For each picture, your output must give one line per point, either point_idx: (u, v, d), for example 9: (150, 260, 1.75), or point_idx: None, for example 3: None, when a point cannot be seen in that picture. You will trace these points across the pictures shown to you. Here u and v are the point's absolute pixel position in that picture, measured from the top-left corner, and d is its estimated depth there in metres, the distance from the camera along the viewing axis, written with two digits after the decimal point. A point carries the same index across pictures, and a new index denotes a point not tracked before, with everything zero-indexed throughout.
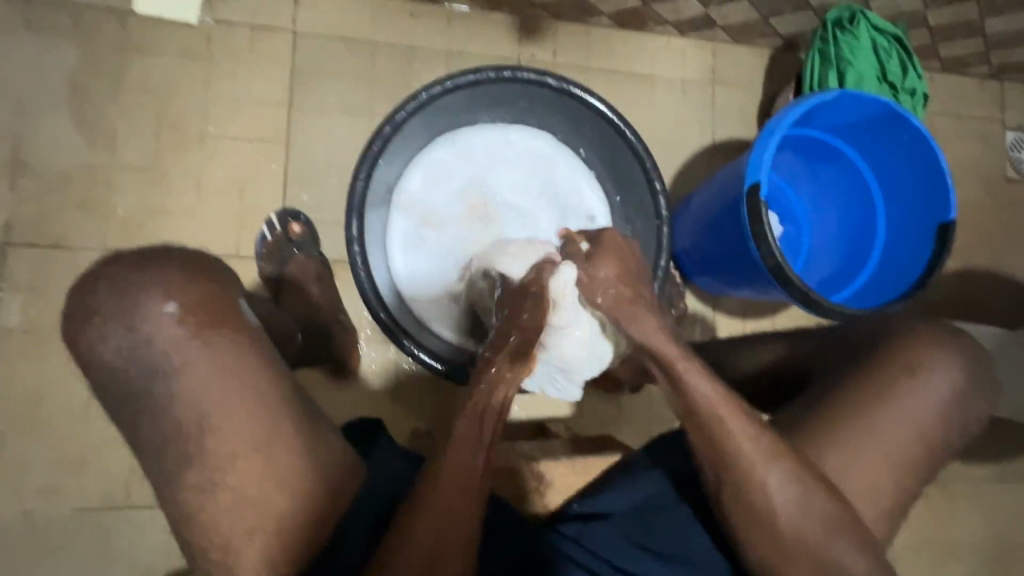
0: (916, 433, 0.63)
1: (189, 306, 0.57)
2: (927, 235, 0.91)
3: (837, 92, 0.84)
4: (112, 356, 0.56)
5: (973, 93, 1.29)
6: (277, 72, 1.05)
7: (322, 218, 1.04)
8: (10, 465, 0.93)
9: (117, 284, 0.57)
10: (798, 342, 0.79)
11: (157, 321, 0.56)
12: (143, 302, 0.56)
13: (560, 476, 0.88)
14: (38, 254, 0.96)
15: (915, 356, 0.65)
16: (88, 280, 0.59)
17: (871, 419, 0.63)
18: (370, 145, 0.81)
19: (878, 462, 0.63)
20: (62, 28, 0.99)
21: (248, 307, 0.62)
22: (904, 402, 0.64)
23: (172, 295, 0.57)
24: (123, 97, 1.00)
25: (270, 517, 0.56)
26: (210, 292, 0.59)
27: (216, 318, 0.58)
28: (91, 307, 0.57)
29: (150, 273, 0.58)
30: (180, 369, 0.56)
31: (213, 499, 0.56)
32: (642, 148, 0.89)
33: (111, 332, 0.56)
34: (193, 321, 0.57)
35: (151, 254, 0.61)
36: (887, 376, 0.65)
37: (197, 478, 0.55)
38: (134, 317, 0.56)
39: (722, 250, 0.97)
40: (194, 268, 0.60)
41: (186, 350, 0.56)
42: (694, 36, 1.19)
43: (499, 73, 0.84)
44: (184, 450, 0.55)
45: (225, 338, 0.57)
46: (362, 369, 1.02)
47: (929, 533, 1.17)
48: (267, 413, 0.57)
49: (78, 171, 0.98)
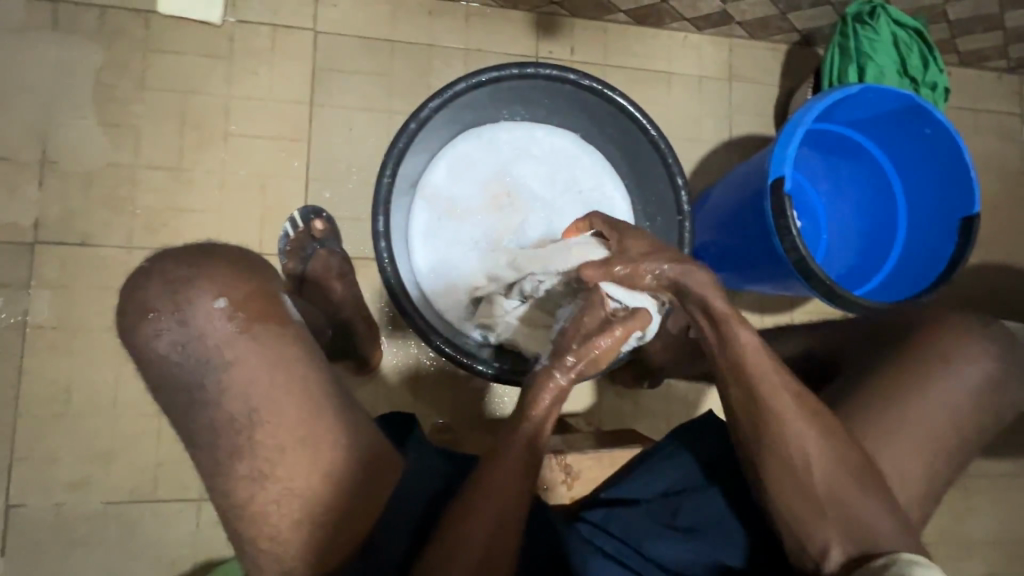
0: (953, 426, 0.63)
1: (239, 301, 0.59)
2: (949, 227, 0.91)
3: (861, 86, 0.84)
4: (166, 350, 0.58)
5: (990, 87, 1.28)
6: (298, 71, 1.06)
7: (344, 215, 1.05)
8: (41, 458, 0.94)
9: (170, 281, 0.59)
10: (822, 336, 0.79)
11: (211, 316, 0.58)
12: (197, 298, 0.58)
13: (586, 469, 0.89)
14: (66, 251, 0.98)
15: (950, 348, 0.65)
16: (140, 276, 0.60)
17: (904, 411, 0.63)
18: (394, 142, 0.81)
19: (915, 455, 0.62)
20: (86, 28, 1.00)
21: (290, 303, 0.63)
22: (938, 387, 0.63)
23: (223, 291, 0.59)
24: (147, 97, 1.01)
25: (317, 508, 0.57)
26: (260, 288, 0.61)
27: (266, 312, 0.59)
28: (140, 303, 0.59)
29: (202, 270, 0.60)
30: (231, 362, 0.57)
31: (262, 490, 0.57)
32: (664, 143, 0.87)
33: (165, 326, 0.58)
34: (245, 316, 0.58)
35: (201, 250, 0.63)
36: (916, 366, 0.64)
37: (247, 469, 0.57)
38: (188, 311, 0.58)
39: (741, 245, 0.97)
40: (242, 264, 0.62)
41: (237, 344, 0.57)
42: (711, 32, 1.19)
43: (522, 70, 0.84)
44: (236, 441, 0.57)
45: (274, 333, 0.59)
46: (383, 365, 1.03)
47: (948, 528, 1.17)
48: (312, 405, 0.58)
49: (105, 169, 1.00)
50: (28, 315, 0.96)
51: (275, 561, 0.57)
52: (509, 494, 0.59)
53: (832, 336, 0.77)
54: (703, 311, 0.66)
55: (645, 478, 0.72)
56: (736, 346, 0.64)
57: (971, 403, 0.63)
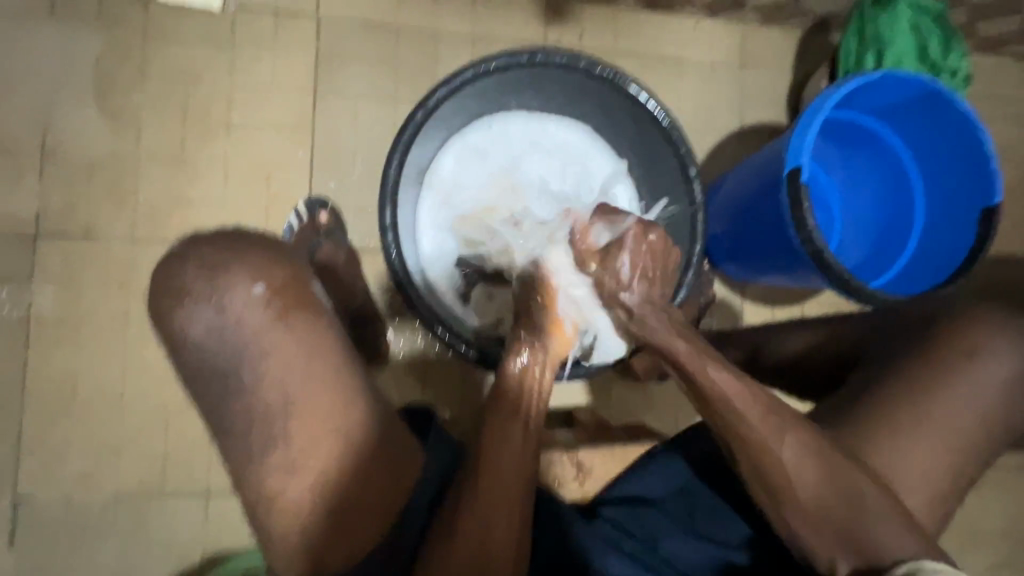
0: (983, 417, 0.62)
1: (277, 288, 0.57)
2: (969, 218, 0.89)
3: (881, 72, 0.81)
4: (203, 335, 0.56)
5: (1008, 72, 1.25)
6: (302, 58, 1.03)
7: (350, 206, 1.03)
8: (51, 451, 0.94)
9: (207, 265, 0.57)
10: (835, 330, 0.77)
11: (248, 303, 0.56)
12: (232, 284, 0.56)
13: (598, 464, 0.89)
14: (71, 243, 0.96)
15: (979, 334, 0.63)
16: (174, 261, 0.58)
17: (930, 400, 0.61)
18: (401, 132, 0.79)
19: (943, 444, 0.61)
20: (85, 15, 0.98)
21: (321, 290, 0.62)
22: (960, 381, 0.62)
23: (261, 277, 0.57)
24: (148, 85, 0.99)
25: (342, 503, 0.56)
26: (295, 275, 0.59)
27: (302, 299, 0.58)
28: (173, 287, 0.57)
29: (239, 254, 0.58)
30: (268, 351, 0.56)
31: (293, 482, 0.56)
32: (677, 132, 0.86)
33: (201, 312, 0.56)
34: (280, 305, 0.57)
35: (232, 236, 0.61)
36: (935, 358, 0.63)
37: (278, 460, 0.56)
38: (224, 298, 0.56)
39: (754, 236, 0.94)
40: (277, 250, 0.60)
41: (272, 333, 0.56)
42: (723, 17, 1.17)
43: (532, 56, 0.82)
44: (263, 435, 0.56)
45: (308, 322, 0.58)
46: (393, 354, 1.02)
47: (961, 521, 1.16)
48: (335, 397, 0.57)
49: (107, 160, 0.98)
50: (32, 308, 0.95)
51: (304, 555, 0.57)
52: (512, 480, 0.57)
53: (847, 330, 0.76)
54: None
55: (660, 471, 0.71)
56: (702, 401, 0.60)
57: (998, 396, 0.62)
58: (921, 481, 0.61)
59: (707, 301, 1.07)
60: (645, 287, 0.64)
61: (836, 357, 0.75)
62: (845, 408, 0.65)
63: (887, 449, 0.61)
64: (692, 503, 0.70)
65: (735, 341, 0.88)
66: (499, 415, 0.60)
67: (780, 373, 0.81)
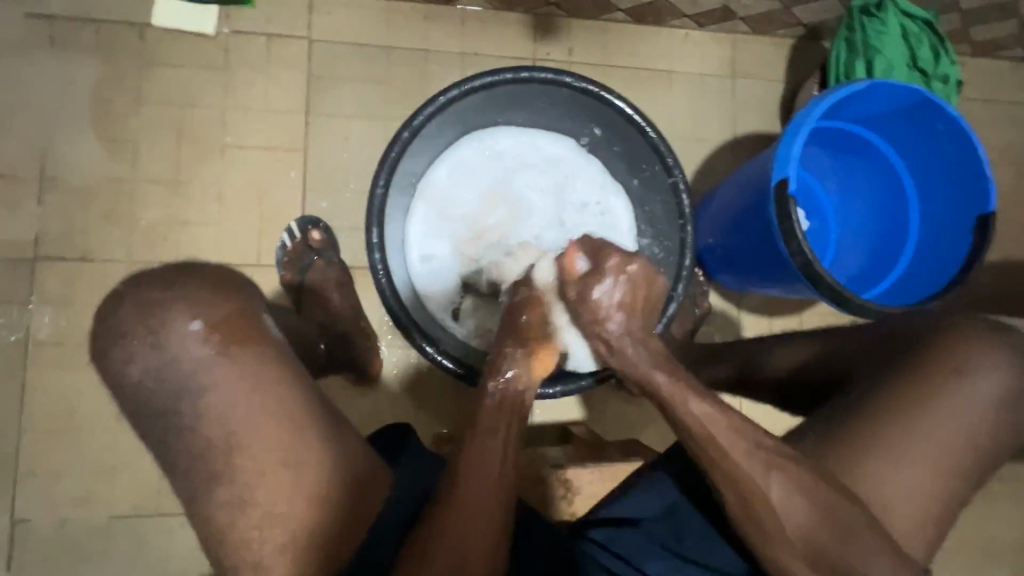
0: (970, 435, 0.60)
1: (214, 324, 0.57)
2: (964, 227, 0.87)
3: (867, 82, 0.81)
4: (140, 376, 0.57)
5: (1007, 76, 1.24)
6: (294, 80, 1.05)
7: (340, 225, 1.04)
8: (46, 473, 0.95)
9: (144, 304, 0.58)
10: (823, 345, 0.76)
11: (187, 339, 0.56)
12: (171, 321, 0.57)
13: (587, 483, 0.88)
14: (67, 267, 0.98)
15: (962, 350, 0.62)
16: (114, 301, 0.59)
17: (915, 419, 0.60)
18: (387, 151, 0.80)
19: (928, 463, 0.59)
20: (83, 43, 1.00)
21: (270, 321, 0.62)
22: (947, 402, 0.60)
23: (199, 313, 0.57)
24: (144, 110, 1.01)
25: (299, 535, 0.56)
26: (237, 308, 0.59)
27: (244, 332, 0.58)
28: (113, 328, 0.58)
29: (176, 292, 0.58)
30: (208, 387, 0.56)
31: (248, 514, 0.56)
32: (664, 145, 0.85)
33: (138, 352, 0.57)
34: (219, 338, 0.57)
35: (177, 271, 0.61)
36: (923, 377, 0.62)
37: (229, 493, 0.56)
38: (161, 336, 0.56)
39: (746, 247, 0.94)
40: (220, 282, 0.61)
41: (215, 367, 0.56)
42: (712, 29, 1.17)
43: (516, 74, 0.82)
44: (214, 468, 0.56)
45: (253, 353, 0.58)
46: (384, 373, 1.02)
47: (976, 538, 1.14)
48: (290, 428, 0.57)
49: (103, 185, 1.00)
50: (30, 330, 0.96)
51: None
52: (487, 495, 0.56)
53: (835, 345, 0.74)
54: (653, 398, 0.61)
55: (653, 489, 0.69)
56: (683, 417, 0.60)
57: (985, 413, 0.60)
58: (907, 501, 0.59)
59: (702, 313, 1.06)
60: (625, 318, 0.63)
61: (828, 371, 0.73)
62: (829, 424, 0.63)
63: (870, 470, 0.59)
64: (675, 526, 0.68)
65: (728, 356, 0.88)
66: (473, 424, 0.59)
67: (771, 387, 0.80)
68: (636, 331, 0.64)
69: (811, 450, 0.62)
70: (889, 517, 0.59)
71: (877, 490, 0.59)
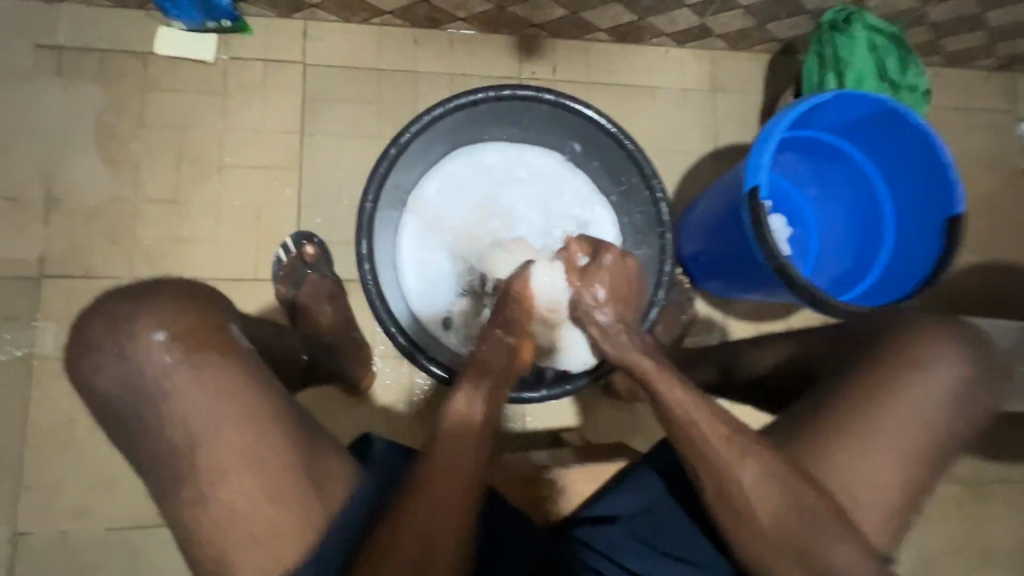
0: (935, 425, 0.62)
1: (178, 333, 0.60)
2: (935, 229, 0.90)
3: (833, 93, 0.84)
4: (107, 385, 0.59)
5: (981, 85, 1.28)
6: (289, 103, 1.10)
7: (335, 239, 1.08)
8: (47, 486, 0.97)
9: (113, 319, 0.60)
10: (796, 344, 0.78)
11: (153, 350, 0.59)
12: (136, 331, 0.59)
13: (574, 482, 0.90)
14: (71, 285, 1.02)
15: (925, 340, 0.64)
16: (88, 314, 0.62)
17: (880, 411, 0.62)
18: (376, 168, 0.84)
19: (894, 452, 0.62)
20: (88, 72, 1.06)
21: (238, 330, 0.65)
22: (904, 394, 0.63)
23: (162, 323, 0.60)
24: (146, 134, 1.06)
25: (285, 532, 0.58)
26: (200, 318, 0.62)
27: (207, 340, 0.61)
28: (83, 340, 0.61)
29: (144, 304, 0.61)
30: (171, 392, 0.58)
31: (235, 513, 0.58)
32: (642, 155, 0.88)
33: (107, 362, 0.59)
34: (183, 346, 0.59)
35: (149, 285, 0.65)
36: (882, 373, 0.64)
37: (216, 493, 0.58)
38: (129, 344, 0.59)
39: (727, 253, 0.97)
40: (184, 294, 0.63)
41: (176, 372, 0.59)
42: (692, 46, 1.21)
43: (498, 92, 0.86)
44: (202, 468, 0.58)
45: (213, 362, 0.60)
46: (377, 383, 1.05)
47: (966, 537, 1.17)
48: (273, 430, 0.60)
49: (106, 206, 1.04)
50: (34, 346, 0.99)
51: None
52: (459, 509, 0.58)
53: (806, 344, 0.76)
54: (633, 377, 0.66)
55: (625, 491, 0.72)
56: (666, 399, 0.62)
57: (945, 407, 0.63)
58: (874, 490, 0.61)
59: (689, 319, 1.09)
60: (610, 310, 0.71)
61: (799, 370, 0.76)
62: (796, 419, 0.65)
63: (831, 462, 0.62)
64: (657, 522, 0.71)
65: (708, 358, 0.90)
66: (453, 438, 0.61)
67: (749, 386, 0.83)
68: (617, 320, 0.70)
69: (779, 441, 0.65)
70: (859, 504, 0.61)
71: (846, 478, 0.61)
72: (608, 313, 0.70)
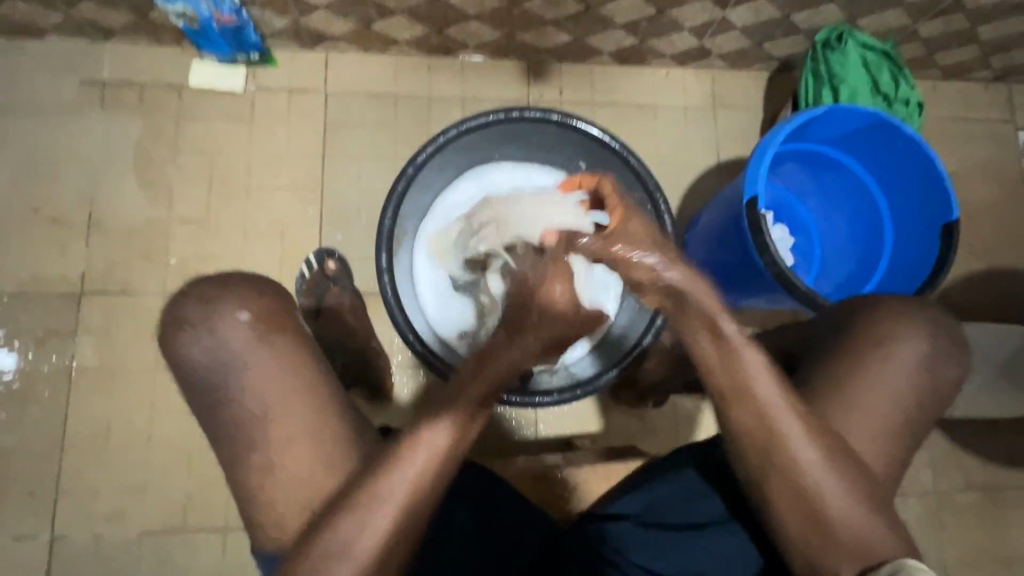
0: (917, 409, 0.65)
1: (258, 315, 0.66)
2: (932, 233, 0.93)
3: (827, 107, 0.88)
4: (198, 357, 0.64)
5: (978, 97, 1.32)
6: (312, 128, 1.17)
7: (355, 254, 1.13)
8: (84, 491, 1.02)
9: (204, 298, 0.66)
10: (778, 337, 0.81)
11: (235, 328, 0.64)
12: (223, 313, 0.65)
13: (586, 481, 0.94)
14: (109, 300, 1.08)
15: (891, 318, 0.68)
16: (179, 299, 0.67)
17: (851, 390, 0.65)
18: (395, 186, 0.89)
19: (874, 431, 0.64)
20: (128, 104, 1.14)
21: (302, 317, 0.70)
22: (873, 374, 0.65)
23: (246, 305, 0.66)
24: (180, 159, 1.14)
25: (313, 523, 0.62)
26: (275, 302, 0.68)
27: (284, 324, 0.66)
28: (177, 318, 0.66)
29: (230, 290, 0.67)
30: (251, 366, 0.64)
31: (268, 503, 0.62)
32: (644, 171, 0.93)
33: (196, 338, 0.64)
34: (263, 327, 0.65)
35: (230, 276, 0.70)
36: (855, 358, 0.66)
37: (251, 486, 0.62)
38: (216, 324, 0.64)
39: (730, 262, 1.01)
40: (266, 287, 0.69)
41: (259, 350, 0.64)
42: (692, 66, 1.27)
43: (507, 114, 0.92)
44: (240, 462, 0.63)
45: (288, 341, 0.66)
46: (395, 392, 1.10)
47: (984, 544, 1.16)
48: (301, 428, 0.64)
49: (143, 226, 1.11)
50: (75, 358, 1.06)
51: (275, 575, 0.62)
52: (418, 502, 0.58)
53: (785, 335, 0.80)
54: (707, 335, 0.62)
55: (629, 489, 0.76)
56: (737, 359, 0.62)
57: (935, 400, 0.66)
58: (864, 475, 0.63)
59: None
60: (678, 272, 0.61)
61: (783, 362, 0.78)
62: None
63: None
64: (660, 515, 0.73)
65: None
66: (432, 441, 0.59)
67: None
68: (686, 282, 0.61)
69: None
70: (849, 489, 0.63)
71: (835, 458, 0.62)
72: (670, 270, 0.61)
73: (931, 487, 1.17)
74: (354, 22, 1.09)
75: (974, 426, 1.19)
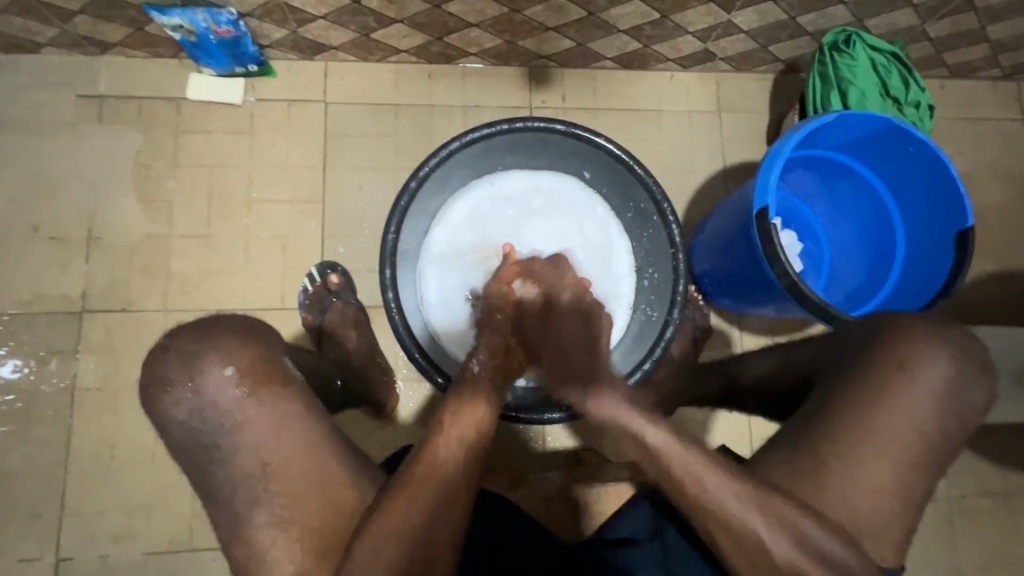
0: (936, 428, 0.64)
1: (244, 367, 0.65)
2: (946, 241, 0.92)
3: (836, 113, 0.87)
4: (186, 415, 0.64)
5: (987, 95, 1.29)
6: (312, 139, 1.15)
7: (358, 267, 1.12)
8: (89, 512, 1.01)
9: (186, 353, 0.65)
10: (789, 351, 0.80)
11: (221, 383, 0.64)
12: (206, 366, 0.64)
13: None
14: (110, 318, 1.07)
15: (911, 338, 0.66)
16: (159, 351, 0.66)
17: (872, 416, 0.64)
18: (397, 201, 0.88)
19: (889, 455, 0.63)
20: (125, 118, 1.13)
21: (290, 363, 0.69)
22: (899, 397, 0.64)
23: (229, 359, 0.65)
24: (179, 173, 1.12)
25: (319, 555, 0.61)
26: (262, 353, 0.66)
27: (270, 376, 0.65)
28: (160, 374, 0.65)
29: (213, 341, 0.66)
30: (239, 424, 0.63)
31: (275, 533, 0.61)
32: (652, 180, 0.91)
33: (182, 396, 0.64)
34: (249, 381, 0.64)
35: (210, 322, 0.69)
36: (878, 378, 0.65)
37: (259, 516, 0.61)
38: (200, 380, 0.64)
39: (738, 270, 0.99)
40: (247, 332, 0.68)
41: (245, 406, 0.63)
42: (696, 69, 1.25)
43: (510, 124, 0.90)
44: (245, 493, 0.62)
45: (275, 395, 0.65)
46: (401, 406, 1.09)
47: (1000, 551, 1.15)
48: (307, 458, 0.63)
49: (142, 242, 1.10)
50: (77, 378, 1.05)
51: None
52: (457, 487, 0.61)
53: (798, 351, 0.78)
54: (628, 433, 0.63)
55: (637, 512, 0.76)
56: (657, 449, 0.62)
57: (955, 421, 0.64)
58: (877, 496, 0.62)
59: (702, 333, 1.11)
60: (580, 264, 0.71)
61: (795, 379, 0.77)
62: (798, 427, 0.67)
63: (829, 467, 0.63)
64: (664, 542, 0.73)
65: (717, 372, 0.94)
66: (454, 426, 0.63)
67: (755, 396, 0.85)
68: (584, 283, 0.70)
69: (786, 449, 0.66)
70: (859, 508, 0.62)
71: (844, 482, 0.62)
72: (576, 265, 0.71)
73: (945, 493, 1.15)
74: (352, 31, 1.07)
75: (986, 431, 1.18)
